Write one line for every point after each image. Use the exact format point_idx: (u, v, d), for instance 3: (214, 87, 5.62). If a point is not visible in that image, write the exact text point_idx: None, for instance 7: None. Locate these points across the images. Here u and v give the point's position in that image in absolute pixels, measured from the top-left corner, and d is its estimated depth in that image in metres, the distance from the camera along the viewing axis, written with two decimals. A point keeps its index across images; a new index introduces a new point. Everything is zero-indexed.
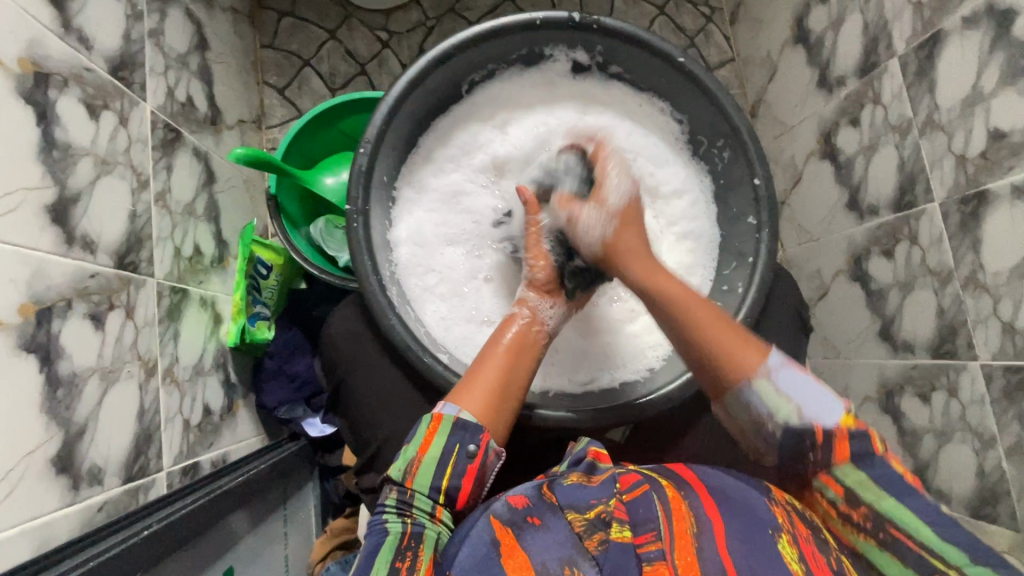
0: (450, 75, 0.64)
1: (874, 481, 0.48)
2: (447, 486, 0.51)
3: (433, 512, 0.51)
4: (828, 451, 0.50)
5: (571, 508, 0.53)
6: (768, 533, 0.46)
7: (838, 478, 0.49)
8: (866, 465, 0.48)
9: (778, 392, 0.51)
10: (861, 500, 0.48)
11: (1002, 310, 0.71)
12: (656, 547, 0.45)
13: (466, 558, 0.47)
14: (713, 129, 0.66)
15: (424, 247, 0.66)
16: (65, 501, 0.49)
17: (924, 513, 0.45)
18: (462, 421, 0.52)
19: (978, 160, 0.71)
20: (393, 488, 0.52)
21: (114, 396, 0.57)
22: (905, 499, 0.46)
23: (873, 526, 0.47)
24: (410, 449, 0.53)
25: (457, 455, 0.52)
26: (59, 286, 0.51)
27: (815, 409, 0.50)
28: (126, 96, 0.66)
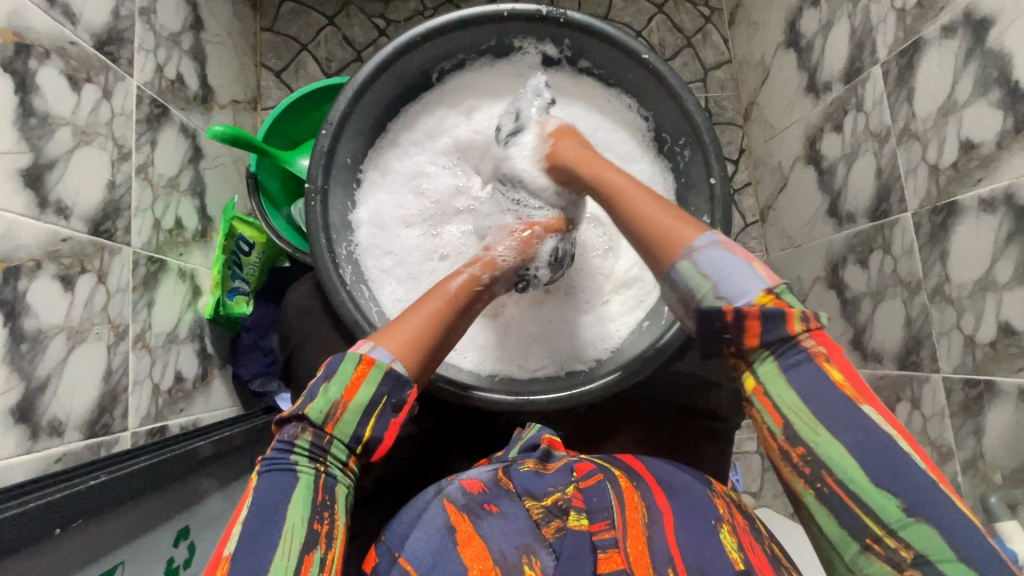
0: (419, 63, 0.66)
1: (810, 406, 0.43)
2: (369, 435, 0.49)
3: (347, 462, 0.49)
4: (741, 332, 0.45)
5: (528, 495, 0.55)
6: (711, 525, 0.51)
7: (769, 395, 0.45)
8: (796, 377, 0.44)
9: (697, 269, 0.48)
10: (801, 438, 0.44)
11: (965, 323, 0.70)
12: (610, 535, 0.49)
13: (419, 542, 0.51)
14: (676, 127, 0.66)
15: (383, 229, 0.67)
16: (22, 449, 0.52)
17: (864, 458, 0.41)
18: (394, 372, 0.49)
19: (949, 172, 0.71)
20: (305, 428, 0.48)
21: (81, 355, 0.60)
22: (841, 433, 0.42)
23: (810, 473, 0.43)
24: (333, 388, 0.48)
25: (383, 407, 0.49)
26: (28, 246, 0.54)
27: (731, 287, 0.46)
28: (111, 71, 0.69)
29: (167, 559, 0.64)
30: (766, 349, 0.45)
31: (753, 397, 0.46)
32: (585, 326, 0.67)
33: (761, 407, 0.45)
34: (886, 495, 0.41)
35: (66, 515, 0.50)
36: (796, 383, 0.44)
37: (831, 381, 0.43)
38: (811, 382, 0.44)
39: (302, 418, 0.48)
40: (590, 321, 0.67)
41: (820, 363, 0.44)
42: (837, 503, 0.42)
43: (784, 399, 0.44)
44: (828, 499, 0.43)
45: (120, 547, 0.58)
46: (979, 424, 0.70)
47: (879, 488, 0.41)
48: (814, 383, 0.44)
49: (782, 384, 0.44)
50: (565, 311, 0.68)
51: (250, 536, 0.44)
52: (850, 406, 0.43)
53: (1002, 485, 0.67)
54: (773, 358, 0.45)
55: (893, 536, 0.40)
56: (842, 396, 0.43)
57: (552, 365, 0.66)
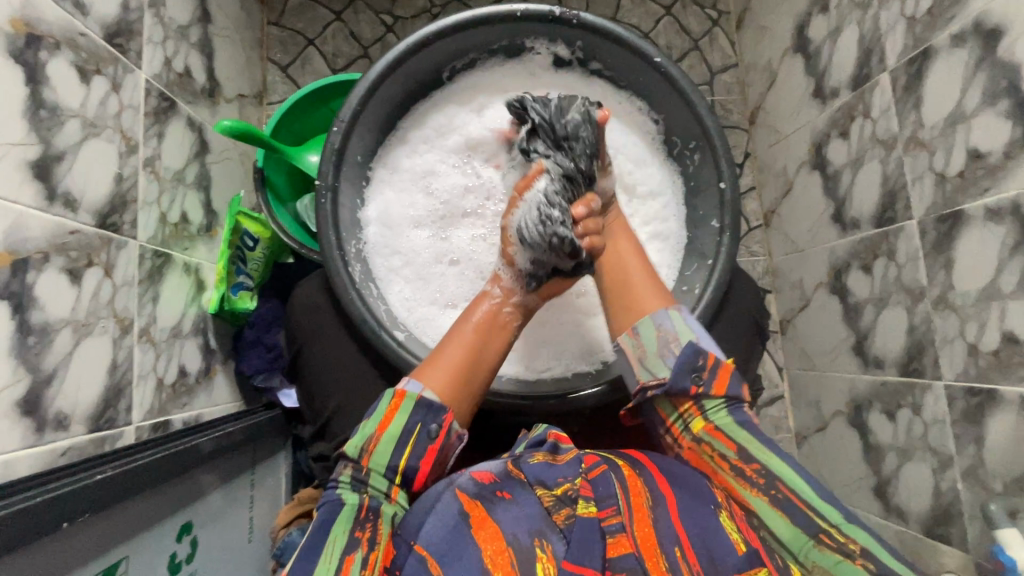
0: (431, 62, 0.66)
1: (757, 437, 0.53)
2: (404, 466, 0.52)
3: (388, 492, 0.52)
4: (712, 381, 0.55)
5: (540, 484, 0.55)
6: (712, 509, 0.50)
7: (719, 428, 0.54)
8: (742, 420, 0.54)
9: (685, 322, 0.58)
10: (754, 457, 0.52)
11: (968, 331, 0.71)
12: (617, 520, 0.50)
13: (432, 528, 0.50)
14: (686, 131, 0.67)
15: (392, 228, 0.67)
16: (27, 442, 0.52)
17: (804, 474, 0.51)
18: (425, 400, 0.53)
19: (955, 180, 0.71)
20: (347, 464, 0.52)
21: (86, 349, 0.60)
22: (781, 455, 0.52)
23: (765, 483, 0.51)
24: (368, 424, 0.53)
25: (417, 435, 0.52)
26: (36, 238, 0.54)
27: (707, 348, 0.57)
28: (120, 63, 0.68)
29: (170, 554, 0.64)
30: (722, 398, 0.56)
31: (704, 431, 0.54)
32: (592, 328, 0.67)
33: (714, 437, 0.54)
34: (828, 503, 0.49)
35: (71, 509, 0.50)
36: (740, 422, 0.54)
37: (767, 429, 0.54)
38: (754, 423, 0.54)
39: (344, 455, 0.53)
40: (597, 324, 0.67)
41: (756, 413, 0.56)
42: (790, 507, 0.49)
43: (735, 431, 0.54)
44: (782, 504, 0.50)
45: (121, 543, 0.57)
46: (980, 432, 0.70)
47: (820, 497, 0.49)
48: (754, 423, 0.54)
49: (729, 424, 0.54)
50: (574, 312, 0.68)
51: (301, 556, 0.47)
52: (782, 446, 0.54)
53: (1002, 493, 0.68)
54: (724, 399, 0.56)
55: (841, 532, 0.48)
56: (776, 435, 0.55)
57: (558, 366, 0.66)
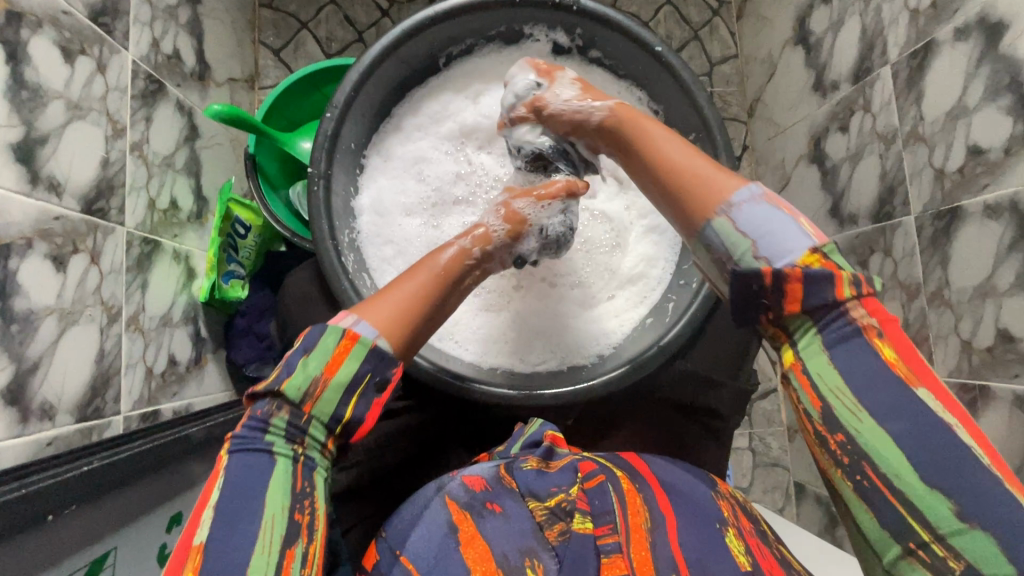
0: (427, 47, 0.64)
1: (853, 388, 0.39)
2: (350, 416, 0.45)
3: (325, 444, 0.45)
4: (780, 298, 0.41)
5: (532, 496, 0.56)
6: (716, 528, 0.51)
7: (807, 372, 0.41)
8: (841, 360, 0.40)
9: (734, 226, 0.43)
10: (841, 423, 0.39)
11: (962, 328, 0.71)
12: (613, 539, 0.49)
13: (421, 541, 0.51)
14: (685, 122, 0.65)
15: (384, 217, 0.66)
16: (12, 432, 0.51)
17: (915, 453, 0.37)
18: (378, 350, 0.45)
19: (954, 176, 0.71)
20: (281, 407, 0.44)
21: (73, 337, 0.58)
22: (886, 418, 0.38)
23: (849, 463, 0.39)
24: (313, 363, 0.44)
25: (366, 386, 0.45)
26: (19, 224, 0.52)
27: (773, 245, 0.41)
28: (106, 43, 0.66)
29: (159, 545, 0.63)
30: (807, 317, 0.41)
31: (787, 373, 0.42)
32: (587, 321, 0.67)
33: (797, 384, 0.41)
34: (937, 496, 0.36)
35: (58, 501, 0.49)
36: (840, 360, 0.40)
37: (882, 366, 0.39)
38: (856, 362, 0.39)
39: (277, 395, 0.44)
40: (592, 316, 0.67)
41: (869, 339, 0.39)
42: (878, 499, 0.38)
43: (824, 376, 0.40)
44: (868, 494, 0.38)
45: (112, 533, 0.57)
46: None
47: (930, 487, 0.36)
48: (859, 361, 0.39)
49: (822, 361, 0.40)
50: (568, 305, 0.67)
51: (224, 522, 0.42)
52: (900, 395, 0.38)
53: None
54: (813, 326, 0.41)
55: (941, 542, 0.36)
56: (889, 379, 0.39)
57: (553, 359, 0.65)
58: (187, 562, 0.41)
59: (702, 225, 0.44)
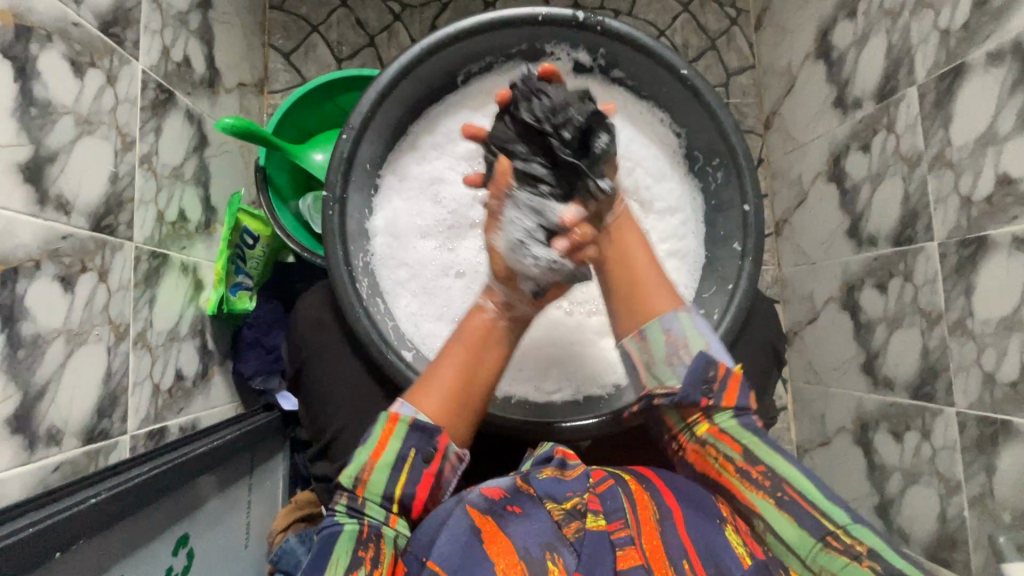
0: (446, 65, 0.62)
1: (765, 440, 0.51)
2: (401, 494, 0.50)
3: (388, 518, 0.49)
4: (722, 390, 0.54)
5: (549, 497, 0.52)
6: (719, 523, 0.48)
7: (725, 431, 0.52)
8: (751, 427, 0.52)
9: (694, 328, 0.57)
10: (761, 459, 0.50)
11: (985, 359, 0.69)
12: (626, 533, 0.48)
13: (444, 547, 0.47)
14: (709, 147, 0.64)
15: (398, 239, 0.64)
16: (19, 460, 0.49)
17: (813, 479, 0.49)
18: (418, 423, 0.51)
19: (982, 205, 0.69)
20: (342, 494, 0.50)
21: (80, 358, 0.57)
22: (788, 459, 0.50)
23: (771, 485, 0.49)
24: (361, 452, 0.51)
25: (412, 459, 0.50)
26: (27, 246, 0.51)
27: (716, 353, 0.55)
28: (116, 54, 0.64)
29: (166, 568, 0.62)
30: (731, 408, 0.53)
31: (708, 433, 0.52)
32: (602, 352, 0.65)
33: (719, 439, 0.52)
34: (838, 505, 0.47)
35: (64, 538, 0.48)
36: (747, 427, 0.52)
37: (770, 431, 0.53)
38: (758, 426, 0.52)
39: (339, 485, 0.51)
40: (607, 348, 0.65)
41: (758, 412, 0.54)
42: (797, 509, 0.47)
43: (741, 434, 0.51)
44: (786, 505, 0.47)
45: (119, 561, 0.56)
46: (991, 462, 0.69)
47: (830, 500, 0.47)
48: (758, 427, 0.52)
49: (737, 425, 0.52)
50: (582, 333, 0.66)
51: None
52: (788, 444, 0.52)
53: (1010, 525, 0.67)
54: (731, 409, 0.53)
55: (848, 534, 0.45)
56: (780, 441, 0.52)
57: (568, 388, 0.64)
58: None
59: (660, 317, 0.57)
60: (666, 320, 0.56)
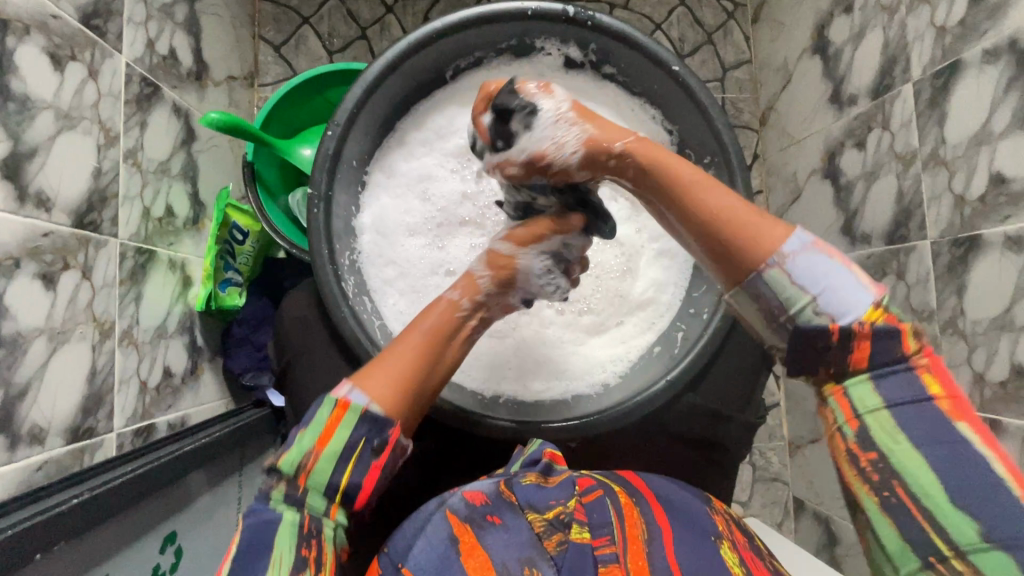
0: (435, 60, 0.61)
1: (895, 416, 0.40)
2: (347, 483, 0.46)
3: (327, 509, 0.46)
4: (849, 354, 0.42)
5: (531, 508, 0.53)
6: (712, 541, 0.51)
7: (851, 397, 0.42)
8: (893, 393, 0.41)
9: (786, 277, 0.44)
10: (876, 445, 0.41)
11: (976, 359, 0.69)
12: (611, 550, 0.49)
13: (422, 554, 0.49)
14: (701, 145, 0.63)
15: (386, 237, 0.63)
16: (1, 460, 0.49)
17: (948, 478, 0.38)
18: (370, 415, 0.47)
19: (975, 204, 0.69)
20: (281, 478, 0.46)
21: (63, 357, 0.57)
22: (926, 447, 0.39)
23: (879, 481, 0.40)
24: (306, 437, 0.46)
25: (362, 448, 0.47)
26: (5, 243, 0.50)
27: (836, 301, 0.42)
28: (98, 47, 0.63)
29: (153, 566, 0.62)
30: (867, 369, 0.42)
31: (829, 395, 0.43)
32: (591, 351, 0.65)
33: (836, 406, 0.42)
34: (971, 525, 0.37)
35: (46, 538, 0.48)
36: (889, 393, 0.41)
37: (931, 395, 0.40)
38: (904, 391, 0.41)
39: (276, 468, 0.47)
40: (596, 347, 0.65)
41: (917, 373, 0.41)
42: (902, 513, 0.39)
43: (869, 402, 0.41)
44: (892, 509, 0.40)
45: (105, 560, 0.55)
46: None
47: (963, 514, 0.38)
48: (907, 391, 0.41)
49: (870, 393, 0.41)
50: (570, 331, 0.65)
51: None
52: (944, 421, 0.40)
53: None
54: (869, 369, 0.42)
55: (964, 562, 0.37)
56: (937, 410, 0.40)
57: (557, 387, 0.63)
58: None
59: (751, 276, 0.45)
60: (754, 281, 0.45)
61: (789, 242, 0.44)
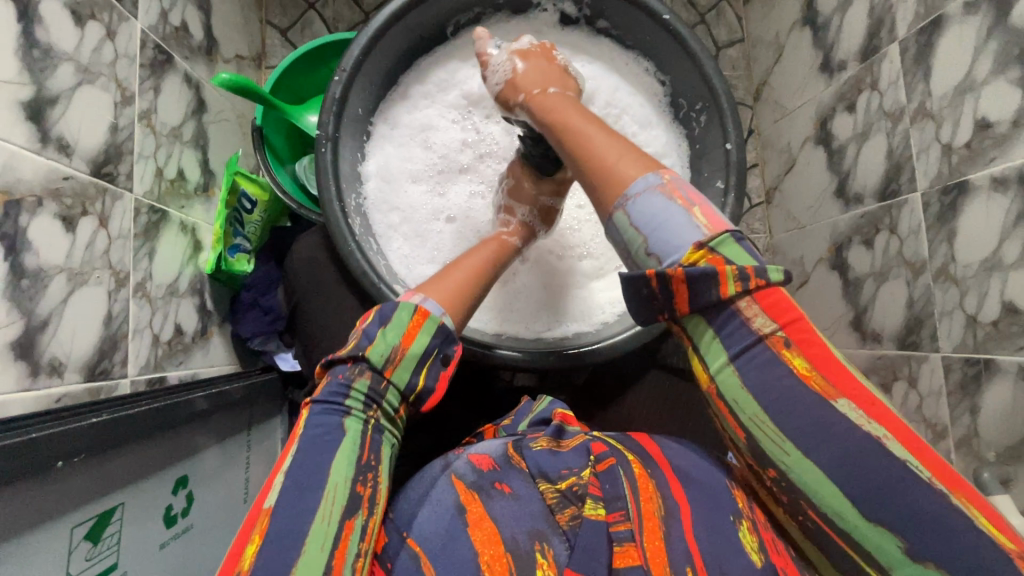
0: (437, 14, 0.64)
1: (773, 416, 0.39)
2: (422, 385, 0.49)
3: (397, 410, 0.48)
4: (669, 299, 0.41)
5: (543, 477, 0.54)
6: (730, 520, 0.48)
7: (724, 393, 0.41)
8: (760, 381, 0.39)
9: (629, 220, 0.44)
10: (770, 459, 0.40)
11: (968, 302, 0.71)
12: (626, 527, 0.48)
13: (428, 520, 0.50)
14: (693, 92, 0.65)
15: (390, 183, 0.66)
16: (21, 385, 0.51)
17: (847, 484, 0.37)
18: (446, 327, 0.50)
19: (961, 151, 0.70)
20: (363, 372, 0.46)
21: (81, 298, 0.59)
22: (814, 451, 0.38)
23: (790, 501, 0.40)
24: (391, 334, 0.47)
25: (434, 359, 0.49)
26: (29, 182, 0.53)
27: (663, 243, 0.42)
28: (115, 10, 0.66)
29: (165, 506, 0.64)
30: (696, 315, 0.41)
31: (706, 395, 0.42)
32: (591, 293, 0.67)
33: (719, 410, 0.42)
34: (884, 533, 0.37)
35: (68, 449, 0.50)
36: (758, 386, 0.39)
37: (794, 375, 0.38)
38: (768, 379, 0.39)
39: (358, 361, 0.47)
40: (596, 289, 0.67)
41: (777, 351, 0.39)
42: (826, 537, 0.39)
43: (746, 404, 0.40)
44: (814, 530, 0.40)
45: (115, 490, 0.57)
46: (976, 403, 0.70)
47: (875, 524, 0.37)
48: (770, 375, 0.39)
49: (738, 387, 0.40)
50: (569, 274, 0.68)
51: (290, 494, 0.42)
52: (819, 407, 0.38)
53: (995, 462, 0.68)
54: (726, 353, 0.40)
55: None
56: (808, 396, 0.38)
57: (558, 325, 0.65)
58: (255, 525, 0.42)
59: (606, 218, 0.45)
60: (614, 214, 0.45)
61: (637, 184, 0.43)
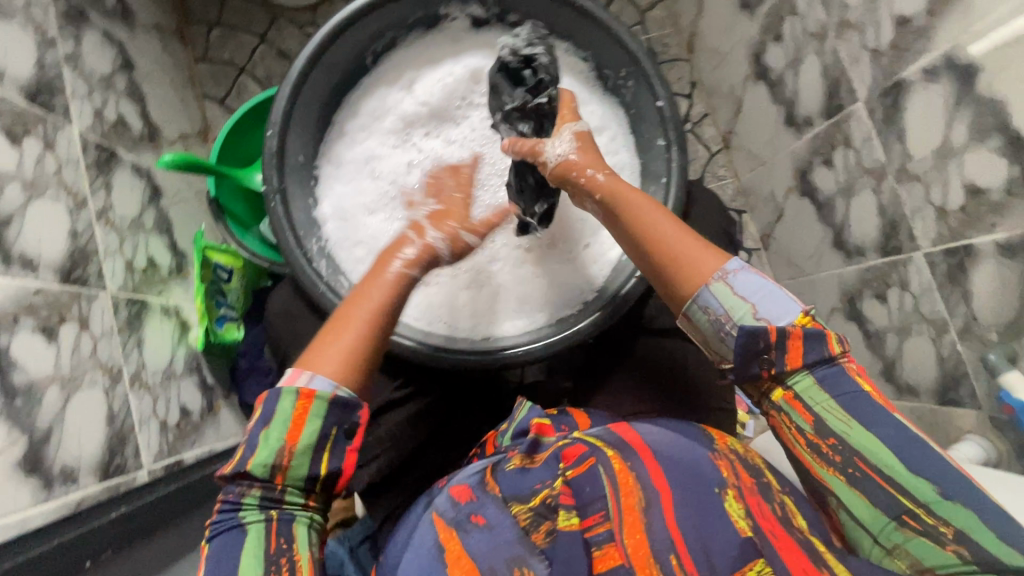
0: (353, 49, 0.66)
1: (842, 403, 0.44)
2: (326, 472, 0.47)
3: (306, 500, 0.47)
4: (785, 354, 0.45)
5: (515, 499, 0.53)
6: (714, 493, 0.46)
7: (799, 396, 0.45)
8: (834, 387, 0.44)
9: (732, 291, 0.46)
10: (833, 431, 0.44)
11: (934, 195, 0.71)
12: (604, 529, 0.46)
13: (411, 563, 0.49)
14: (615, 62, 0.67)
15: (348, 220, 0.67)
16: (36, 499, 0.53)
17: (899, 447, 0.42)
18: (339, 399, 0.47)
19: (890, 52, 0.71)
20: (252, 484, 0.45)
21: (79, 403, 0.60)
22: (875, 426, 0.43)
23: (842, 460, 0.44)
24: (275, 433, 0.46)
25: (334, 439, 0.47)
26: (2, 303, 0.54)
27: (771, 308, 0.46)
28: (48, 121, 0.68)
29: None
30: (806, 368, 0.45)
31: (780, 401, 0.46)
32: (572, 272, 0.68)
33: (792, 409, 0.45)
34: (922, 480, 0.41)
35: (91, 549, 0.56)
36: (837, 393, 0.44)
37: (862, 387, 0.44)
38: (843, 385, 0.44)
39: (246, 474, 0.45)
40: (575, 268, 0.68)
41: (852, 373, 0.45)
42: (870, 484, 0.43)
43: (818, 400, 0.44)
44: (859, 482, 0.43)
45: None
46: (966, 290, 0.70)
47: (919, 476, 0.41)
48: (843, 383, 0.44)
49: (814, 390, 0.45)
50: (548, 263, 0.69)
51: None
52: (883, 409, 0.43)
53: (999, 342, 0.67)
54: (809, 372, 0.45)
55: (930, 513, 0.41)
56: (874, 404, 0.43)
57: (540, 315, 0.67)
58: None
59: (700, 292, 0.47)
60: (703, 294, 0.47)
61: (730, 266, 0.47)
